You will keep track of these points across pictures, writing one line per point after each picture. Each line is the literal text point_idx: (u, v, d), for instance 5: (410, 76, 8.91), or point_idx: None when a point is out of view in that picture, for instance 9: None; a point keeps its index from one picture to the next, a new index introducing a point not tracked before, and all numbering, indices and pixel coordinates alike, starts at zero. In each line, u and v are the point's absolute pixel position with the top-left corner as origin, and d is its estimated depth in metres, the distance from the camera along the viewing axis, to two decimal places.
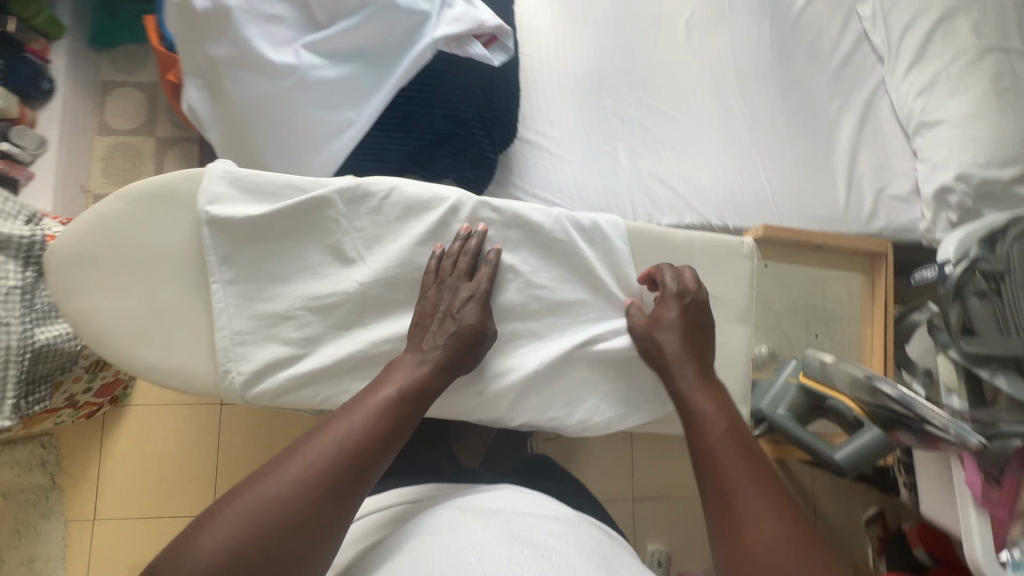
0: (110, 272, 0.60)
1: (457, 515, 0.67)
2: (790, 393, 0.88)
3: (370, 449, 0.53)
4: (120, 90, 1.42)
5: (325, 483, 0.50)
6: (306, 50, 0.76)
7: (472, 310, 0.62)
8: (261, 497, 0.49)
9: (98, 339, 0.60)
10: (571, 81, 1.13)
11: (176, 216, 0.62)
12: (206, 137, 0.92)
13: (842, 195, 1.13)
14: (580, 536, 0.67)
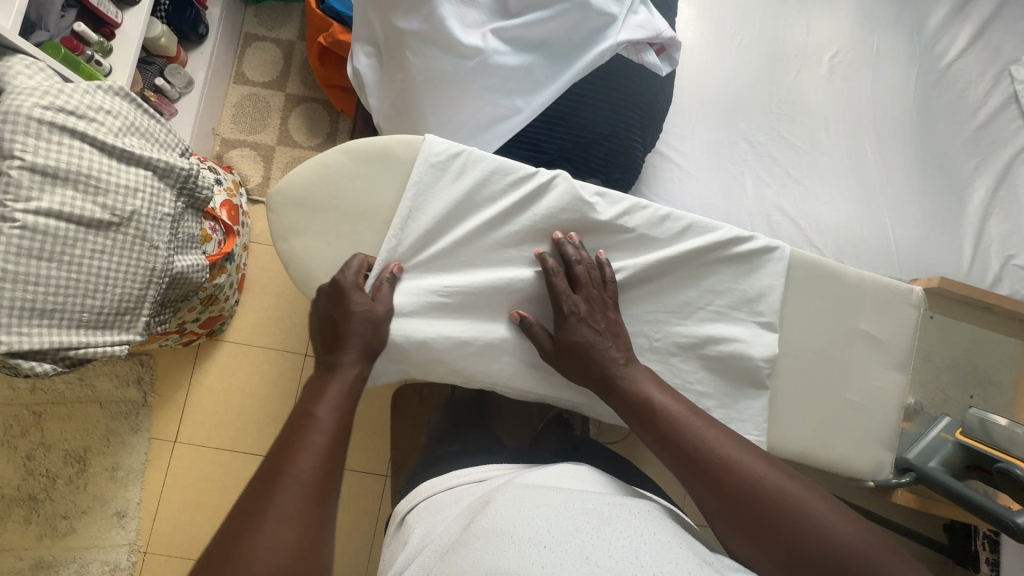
0: (321, 220, 0.65)
1: (523, 489, 0.61)
2: (943, 447, 0.80)
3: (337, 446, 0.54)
4: (259, 44, 1.49)
5: (311, 519, 0.49)
6: (494, 35, 0.79)
7: (359, 322, 0.60)
8: (271, 537, 0.46)
9: (307, 278, 0.65)
10: (708, 100, 1.14)
11: (396, 180, 0.65)
12: (364, 101, 0.96)
13: (967, 256, 1.11)
14: (643, 506, 0.60)
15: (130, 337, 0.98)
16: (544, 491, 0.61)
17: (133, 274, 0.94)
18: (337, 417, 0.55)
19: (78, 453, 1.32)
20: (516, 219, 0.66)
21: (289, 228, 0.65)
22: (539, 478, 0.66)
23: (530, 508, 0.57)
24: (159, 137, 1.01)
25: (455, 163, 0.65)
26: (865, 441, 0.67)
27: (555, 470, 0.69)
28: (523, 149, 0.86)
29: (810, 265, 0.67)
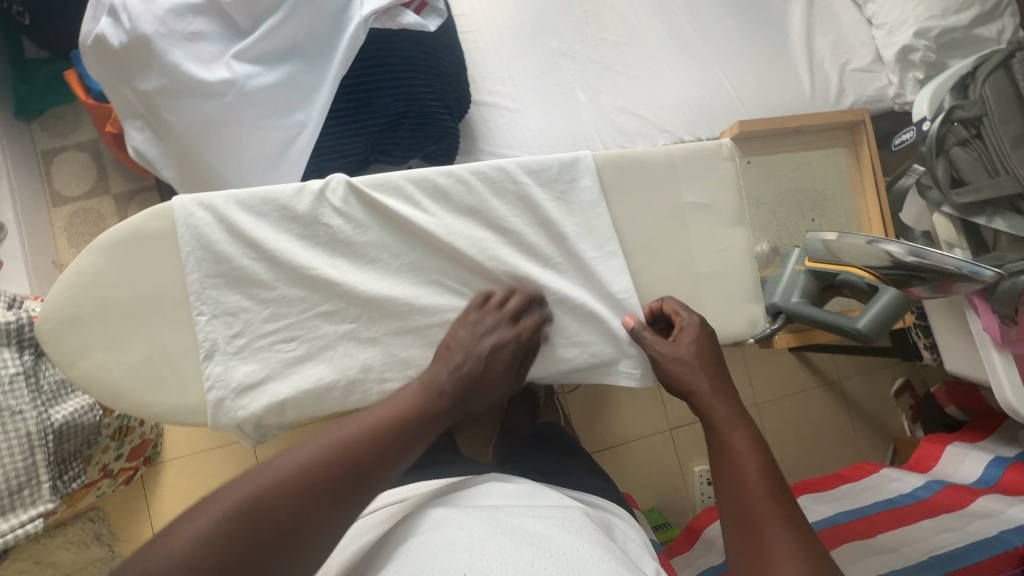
0: (104, 330, 0.57)
1: (447, 513, 0.59)
2: (800, 280, 0.73)
3: (377, 458, 0.49)
4: (61, 157, 1.37)
5: (334, 483, 0.46)
6: (237, 60, 0.73)
7: (506, 357, 0.58)
8: (294, 469, 0.46)
9: (114, 396, 0.57)
10: (512, 31, 1.10)
11: (169, 257, 0.57)
12: (161, 177, 0.89)
13: (807, 81, 1.12)
14: (569, 514, 0.61)
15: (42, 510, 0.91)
16: (460, 512, 0.59)
17: (9, 450, 0.87)
18: (424, 399, 0.53)
19: None
20: (310, 241, 0.61)
21: (72, 353, 0.57)
22: (466, 494, 0.64)
23: (448, 532, 0.55)
24: None
25: (222, 217, 0.58)
26: (735, 301, 0.67)
27: (484, 484, 0.67)
28: (330, 158, 0.82)
29: (614, 162, 0.66)
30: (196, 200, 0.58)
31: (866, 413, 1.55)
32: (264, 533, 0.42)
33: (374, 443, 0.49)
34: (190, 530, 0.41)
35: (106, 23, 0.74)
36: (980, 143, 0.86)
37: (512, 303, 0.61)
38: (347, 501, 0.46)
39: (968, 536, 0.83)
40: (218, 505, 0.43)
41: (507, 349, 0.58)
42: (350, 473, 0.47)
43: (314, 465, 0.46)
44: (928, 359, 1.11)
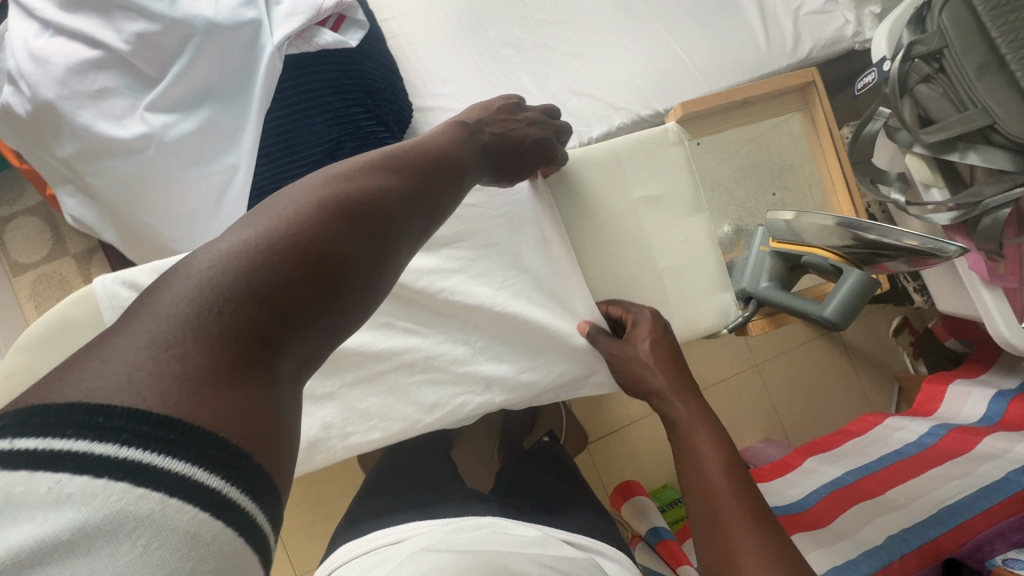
0: None
1: (436, 557, 0.50)
2: (766, 263, 0.73)
3: (404, 207, 0.44)
4: (12, 224, 1.33)
5: (354, 223, 0.39)
6: (152, 110, 0.69)
7: (534, 128, 0.62)
8: (300, 212, 0.38)
9: None
10: (447, 26, 1.05)
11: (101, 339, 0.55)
12: (106, 240, 0.86)
13: (761, 33, 1.07)
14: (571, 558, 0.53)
15: None
16: (464, 556, 0.50)
17: None
18: (433, 158, 0.49)
19: None
20: None
21: None
22: (460, 539, 0.55)
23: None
24: None
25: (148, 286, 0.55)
26: (701, 293, 0.67)
27: (477, 529, 0.58)
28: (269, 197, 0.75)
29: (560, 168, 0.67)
30: (121, 272, 0.56)
31: (868, 358, 1.54)
32: (299, 274, 0.35)
33: (393, 186, 0.44)
34: (201, 268, 0.33)
35: (9, 91, 0.69)
36: (944, 77, 0.82)
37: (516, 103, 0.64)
38: (382, 246, 0.41)
39: (975, 482, 0.83)
40: (217, 256, 0.34)
41: (533, 123, 0.62)
42: (378, 213, 0.41)
43: (334, 198, 0.40)
44: (920, 301, 1.09)
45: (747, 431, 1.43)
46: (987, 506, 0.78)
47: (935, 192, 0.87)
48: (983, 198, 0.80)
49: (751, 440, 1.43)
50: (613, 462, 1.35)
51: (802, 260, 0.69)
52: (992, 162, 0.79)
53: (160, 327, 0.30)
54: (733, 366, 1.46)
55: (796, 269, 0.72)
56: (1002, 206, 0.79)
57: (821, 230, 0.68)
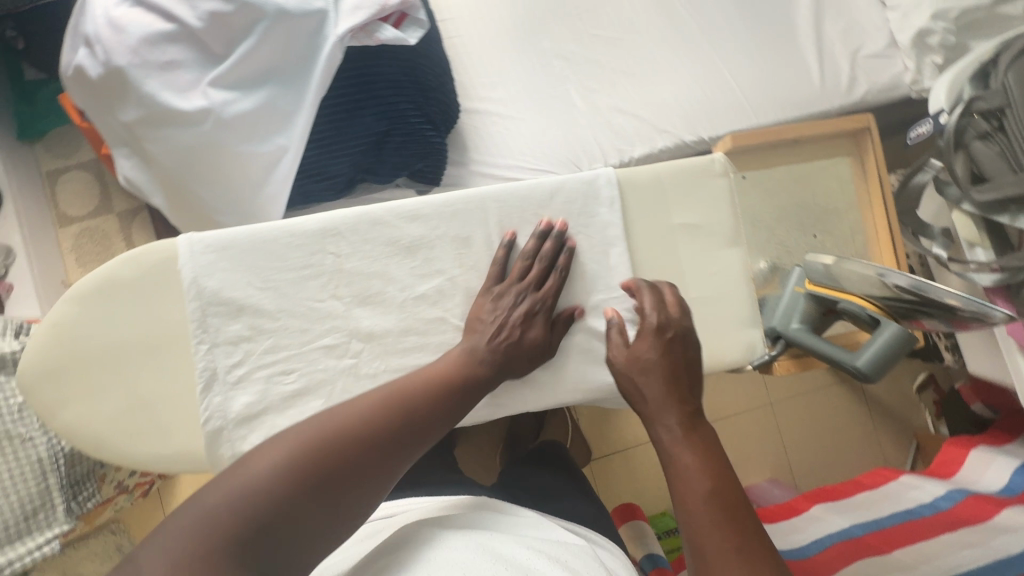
0: (83, 381, 0.52)
1: (431, 529, 0.55)
2: (800, 303, 0.71)
3: (426, 412, 0.49)
4: (65, 177, 1.39)
5: (377, 437, 0.46)
6: (214, 86, 0.72)
7: (539, 325, 0.54)
8: (340, 421, 0.46)
9: (97, 448, 0.53)
10: (503, 33, 1.06)
11: (167, 291, 0.53)
12: (152, 203, 0.89)
13: (816, 70, 1.05)
14: (567, 548, 0.54)
15: (59, 530, 0.96)
16: (457, 529, 0.55)
17: (20, 474, 0.91)
18: (467, 357, 0.52)
19: None
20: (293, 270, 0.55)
21: (54, 404, 0.52)
22: (454, 516, 0.60)
23: (449, 561, 0.48)
24: None
25: (221, 247, 0.54)
26: (734, 324, 0.59)
27: (469, 508, 0.63)
28: (314, 180, 0.79)
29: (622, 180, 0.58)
30: (195, 233, 0.54)
31: (886, 411, 1.50)
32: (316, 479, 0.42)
33: (420, 393, 0.49)
34: (241, 475, 0.42)
35: (83, 54, 0.73)
36: (1003, 137, 0.80)
37: (544, 252, 0.55)
38: (396, 460, 0.46)
39: (990, 554, 0.80)
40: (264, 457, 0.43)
41: (538, 317, 0.54)
42: (405, 426, 0.47)
43: (359, 421, 0.46)
44: (948, 359, 1.06)
45: (753, 469, 1.41)
46: None
47: (979, 252, 0.85)
48: None
49: (755, 478, 1.41)
50: (614, 482, 1.34)
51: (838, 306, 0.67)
52: None
53: (208, 510, 0.40)
54: (748, 402, 1.44)
55: (830, 314, 0.70)
56: None
57: (858, 279, 0.65)
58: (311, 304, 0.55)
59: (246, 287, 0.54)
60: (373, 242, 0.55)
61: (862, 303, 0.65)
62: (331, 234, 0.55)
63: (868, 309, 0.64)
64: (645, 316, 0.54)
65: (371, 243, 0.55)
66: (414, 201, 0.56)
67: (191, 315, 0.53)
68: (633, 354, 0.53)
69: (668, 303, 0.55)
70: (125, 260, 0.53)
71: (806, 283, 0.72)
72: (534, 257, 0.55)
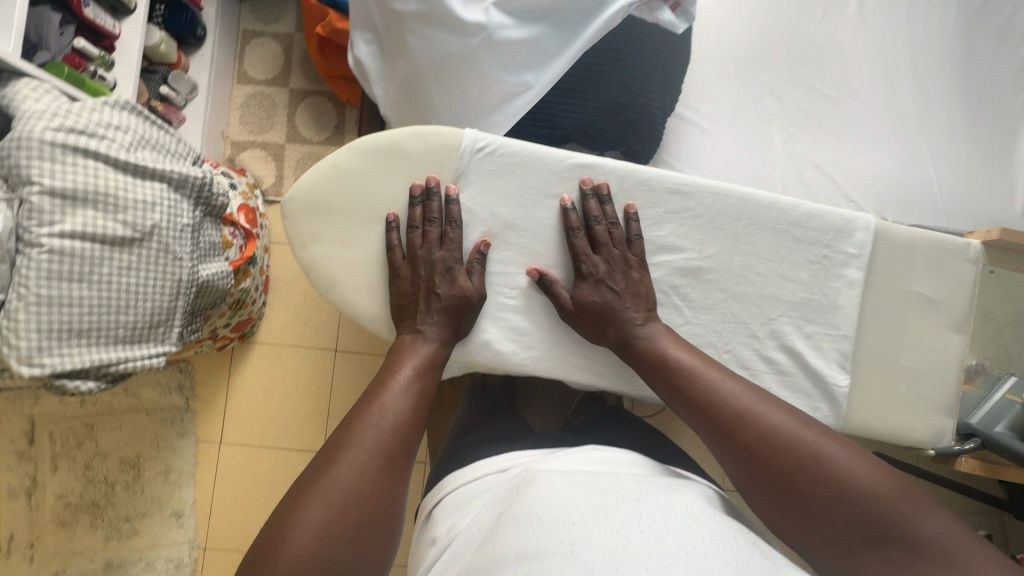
0: (340, 224, 0.63)
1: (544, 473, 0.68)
2: (1010, 410, 0.74)
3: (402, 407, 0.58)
4: (257, 40, 1.46)
5: (375, 467, 0.53)
6: (496, 8, 0.75)
7: (450, 283, 0.61)
8: (339, 479, 0.52)
9: (330, 283, 0.63)
10: (728, 53, 1.07)
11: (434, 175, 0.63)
12: (370, 92, 0.94)
13: (1021, 197, 1.03)
14: (672, 484, 0.68)
15: (167, 349, 0.98)
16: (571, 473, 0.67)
17: (162, 287, 0.93)
18: (408, 383, 0.59)
19: (132, 459, 1.38)
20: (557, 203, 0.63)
21: (310, 234, 0.63)
22: (561, 461, 0.72)
23: (558, 496, 0.62)
24: (171, 147, 0.98)
25: (497, 153, 0.62)
26: (927, 405, 0.65)
27: (577, 453, 0.74)
28: (536, 125, 0.83)
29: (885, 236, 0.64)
30: (477, 132, 0.62)
31: None
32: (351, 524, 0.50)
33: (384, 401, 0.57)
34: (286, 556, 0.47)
35: None
36: None
37: (431, 213, 0.61)
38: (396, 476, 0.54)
39: None
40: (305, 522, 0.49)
41: (451, 272, 0.61)
42: (392, 449, 0.55)
43: (355, 469, 0.53)
44: None
45: None
46: None
47: None
48: None
49: None
50: None
51: None
52: None
53: None
54: None
55: None
56: None
57: None
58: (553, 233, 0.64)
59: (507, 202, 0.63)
60: (634, 200, 0.64)
61: None
62: (595, 179, 0.63)
63: None
64: (595, 275, 0.63)
65: (629, 197, 0.64)
66: (686, 178, 0.63)
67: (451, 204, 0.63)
68: (600, 304, 0.62)
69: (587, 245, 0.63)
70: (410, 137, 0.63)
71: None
72: (422, 221, 0.62)
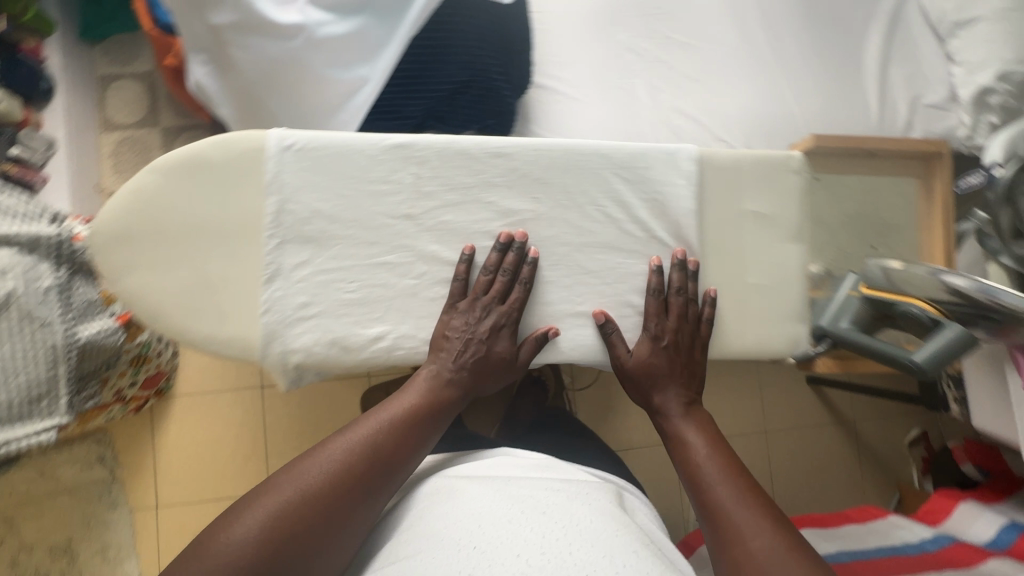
0: (155, 251, 0.54)
1: (461, 488, 0.68)
2: (853, 305, 0.73)
3: (400, 444, 0.57)
4: (117, 84, 1.39)
5: (338, 490, 0.53)
6: (311, 5, 0.73)
7: (499, 337, 0.59)
8: (301, 485, 0.52)
9: (155, 320, 0.54)
10: (581, 17, 1.08)
11: (248, 181, 0.54)
12: (218, 115, 0.90)
13: (875, 109, 1.08)
14: (583, 491, 0.68)
15: (57, 421, 0.92)
16: (488, 485, 0.67)
17: (34, 358, 0.85)
18: (407, 419, 0.58)
19: (64, 545, 1.29)
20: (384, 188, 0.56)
21: (123, 268, 0.54)
22: (487, 468, 0.73)
23: (469, 514, 0.62)
24: (19, 211, 0.87)
25: (306, 148, 0.54)
26: (788, 317, 0.67)
27: (501, 459, 0.75)
28: (386, 119, 0.80)
29: (712, 162, 0.64)
30: (285, 129, 0.55)
31: (876, 458, 1.53)
32: (290, 538, 0.50)
33: (388, 433, 0.57)
34: (217, 548, 0.48)
35: None
36: None
37: (506, 265, 0.59)
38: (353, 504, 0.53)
39: None
40: (246, 524, 0.49)
41: (504, 330, 0.59)
42: (363, 476, 0.54)
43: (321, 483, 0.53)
44: (956, 412, 1.08)
45: None
46: None
47: None
48: None
49: None
50: None
51: (896, 308, 0.68)
52: None
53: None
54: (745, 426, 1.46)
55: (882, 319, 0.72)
56: None
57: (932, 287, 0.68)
58: (384, 219, 0.56)
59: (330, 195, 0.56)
60: (459, 171, 0.57)
61: (927, 306, 0.66)
62: (415, 158, 0.57)
63: (932, 311, 0.65)
64: (649, 331, 0.63)
65: (452, 169, 0.58)
66: (507, 140, 0.59)
67: (267, 210, 0.54)
68: (660, 368, 0.63)
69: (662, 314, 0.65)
70: (216, 143, 0.54)
71: (863, 287, 0.73)
72: (495, 270, 0.58)
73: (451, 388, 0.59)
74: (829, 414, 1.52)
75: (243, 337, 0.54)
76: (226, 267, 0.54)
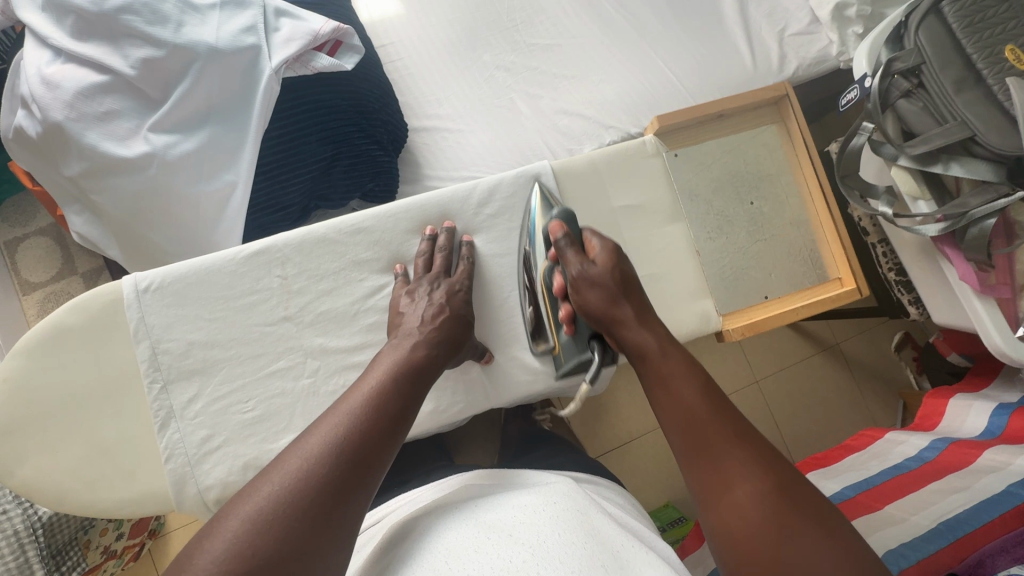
0: (45, 433, 0.59)
1: (426, 523, 0.54)
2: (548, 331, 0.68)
3: (389, 431, 0.48)
4: (24, 244, 1.36)
5: (335, 491, 0.42)
6: (155, 131, 0.72)
7: (458, 297, 0.63)
8: (284, 488, 0.41)
9: (60, 495, 0.59)
10: (442, 50, 1.09)
11: (112, 339, 0.61)
12: (111, 257, 0.86)
13: (747, 52, 1.10)
14: (561, 503, 0.54)
15: None
16: (452, 515, 0.54)
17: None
18: (392, 396, 0.50)
19: None
20: (283, 293, 0.64)
21: (15, 459, 0.58)
22: (449, 496, 0.59)
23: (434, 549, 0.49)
24: None
25: (163, 285, 0.62)
26: (680, 299, 0.74)
27: (463, 489, 0.60)
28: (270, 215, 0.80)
29: (569, 168, 0.72)
30: (138, 274, 0.62)
31: (872, 373, 1.53)
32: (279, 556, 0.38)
33: (369, 415, 0.48)
34: None
35: (22, 115, 0.73)
36: (924, 92, 0.83)
37: (440, 245, 0.67)
38: (352, 502, 0.43)
39: (973, 495, 0.81)
40: (219, 550, 0.38)
41: (460, 291, 0.63)
42: (357, 469, 0.44)
43: (309, 485, 0.42)
44: (914, 313, 1.09)
45: None
46: (988, 519, 0.75)
47: (922, 204, 0.88)
48: (968, 209, 0.80)
49: None
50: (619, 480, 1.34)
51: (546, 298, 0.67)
52: (976, 173, 0.79)
53: None
54: (734, 384, 1.46)
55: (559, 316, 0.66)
56: (986, 217, 0.80)
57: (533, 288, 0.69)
58: (262, 328, 0.64)
59: (217, 321, 0.63)
60: (323, 258, 0.65)
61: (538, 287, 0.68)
62: (273, 260, 0.64)
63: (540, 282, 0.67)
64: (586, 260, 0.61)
65: (317, 259, 0.65)
66: (362, 215, 0.66)
67: (142, 356, 0.61)
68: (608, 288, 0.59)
69: (555, 257, 0.64)
70: (72, 310, 0.60)
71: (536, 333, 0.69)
72: (434, 253, 0.67)
73: (429, 353, 0.56)
74: (813, 345, 1.52)
75: (152, 479, 0.61)
76: (116, 424, 0.61)
